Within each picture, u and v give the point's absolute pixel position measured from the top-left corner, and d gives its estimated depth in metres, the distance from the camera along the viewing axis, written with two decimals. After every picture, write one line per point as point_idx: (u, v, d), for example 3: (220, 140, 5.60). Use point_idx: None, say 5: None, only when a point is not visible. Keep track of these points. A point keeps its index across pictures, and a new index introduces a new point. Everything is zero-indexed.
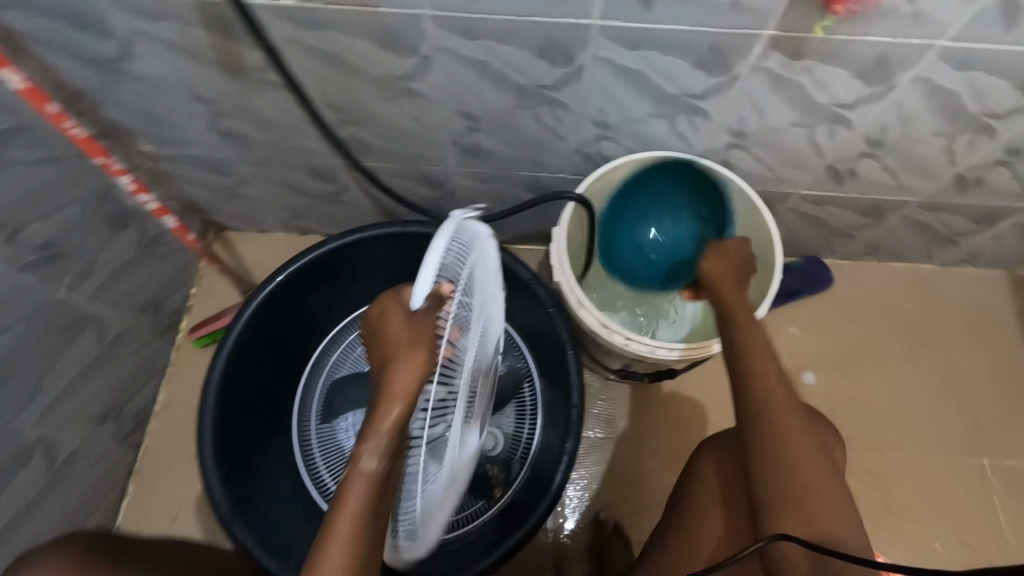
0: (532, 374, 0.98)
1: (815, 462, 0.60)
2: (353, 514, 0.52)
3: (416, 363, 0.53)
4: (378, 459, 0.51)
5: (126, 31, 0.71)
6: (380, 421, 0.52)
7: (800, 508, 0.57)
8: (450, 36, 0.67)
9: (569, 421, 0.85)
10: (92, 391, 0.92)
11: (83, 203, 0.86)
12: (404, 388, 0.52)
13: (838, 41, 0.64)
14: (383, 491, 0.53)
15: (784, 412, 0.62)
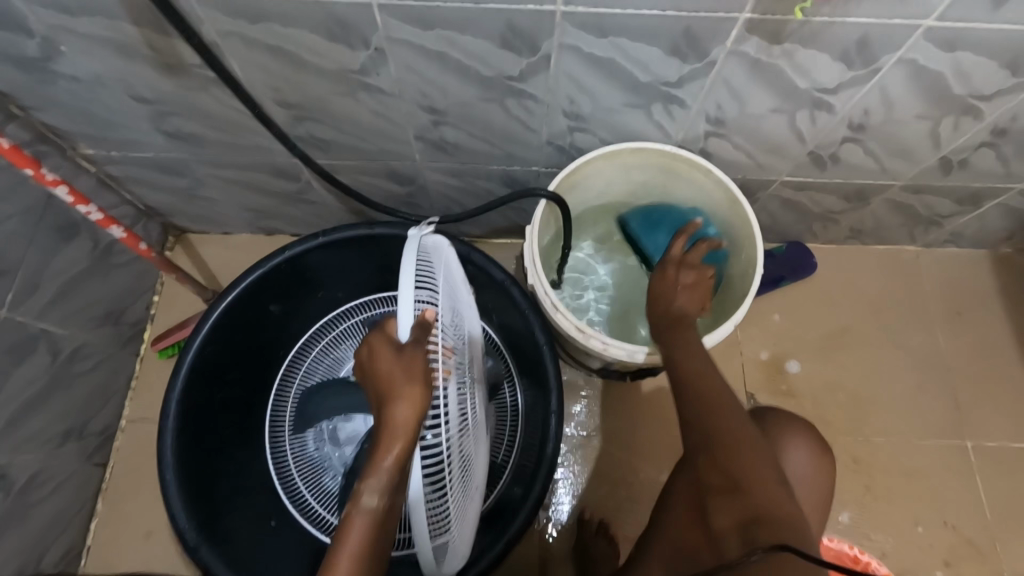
0: (513, 375, 0.95)
1: (757, 456, 0.62)
2: (352, 554, 0.50)
3: (413, 397, 0.50)
4: (379, 497, 0.49)
5: (47, 27, 0.64)
6: (380, 461, 0.49)
7: (745, 502, 0.60)
8: (404, 26, 0.62)
9: (550, 431, 0.82)
10: (48, 411, 0.88)
11: (21, 215, 0.80)
12: (404, 425, 0.49)
13: (819, 23, 0.60)
14: (383, 527, 0.51)
15: (723, 411, 0.65)
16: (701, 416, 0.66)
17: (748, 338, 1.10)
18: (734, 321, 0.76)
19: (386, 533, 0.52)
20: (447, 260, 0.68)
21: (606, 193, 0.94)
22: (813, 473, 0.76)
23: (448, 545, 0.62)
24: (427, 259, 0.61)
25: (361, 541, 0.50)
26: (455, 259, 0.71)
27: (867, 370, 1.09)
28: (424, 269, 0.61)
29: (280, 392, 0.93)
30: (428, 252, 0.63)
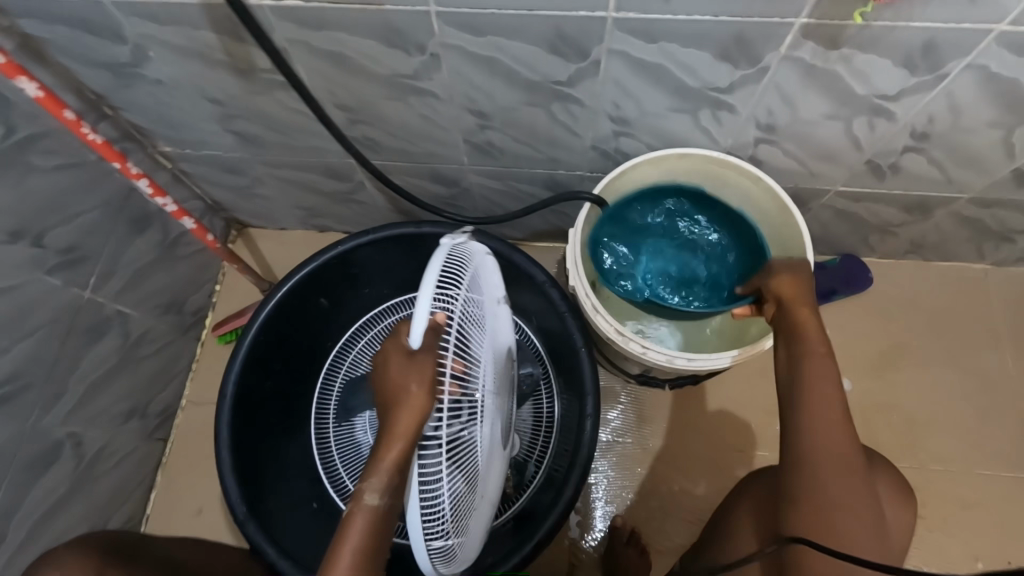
0: (552, 393, 0.96)
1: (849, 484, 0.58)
2: (354, 548, 0.52)
3: (414, 405, 0.52)
4: (380, 495, 0.52)
5: (137, 36, 0.71)
6: (381, 463, 0.52)
7: (817, 519, 0.58)
8: (457, 32, 0.64)
9: (585, 449, 0.82)
10: (119, 387, 0.95)
11: (103, 207, 0.88)
12: (406, 429, 0.52)
13: (879, 28, 0.59)
14: (383, 524, 0.53)
15: (831, 436, 0.59)
16: (805, 433, 0.59)
17: None
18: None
19: (384, 531, 0.54)
20: (481, 268, 0.67)
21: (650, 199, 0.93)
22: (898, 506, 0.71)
23: (447, 549, 0.61)
24: (456, 261, 0.62)
25: (362, 537, 0.53)
26: (493, 268, 0.70)
27: (924, 391, 1.03)
28: (447, 272, 0.60)
29: (327, 382, 0.96)
30: (460, 258, 0.63)
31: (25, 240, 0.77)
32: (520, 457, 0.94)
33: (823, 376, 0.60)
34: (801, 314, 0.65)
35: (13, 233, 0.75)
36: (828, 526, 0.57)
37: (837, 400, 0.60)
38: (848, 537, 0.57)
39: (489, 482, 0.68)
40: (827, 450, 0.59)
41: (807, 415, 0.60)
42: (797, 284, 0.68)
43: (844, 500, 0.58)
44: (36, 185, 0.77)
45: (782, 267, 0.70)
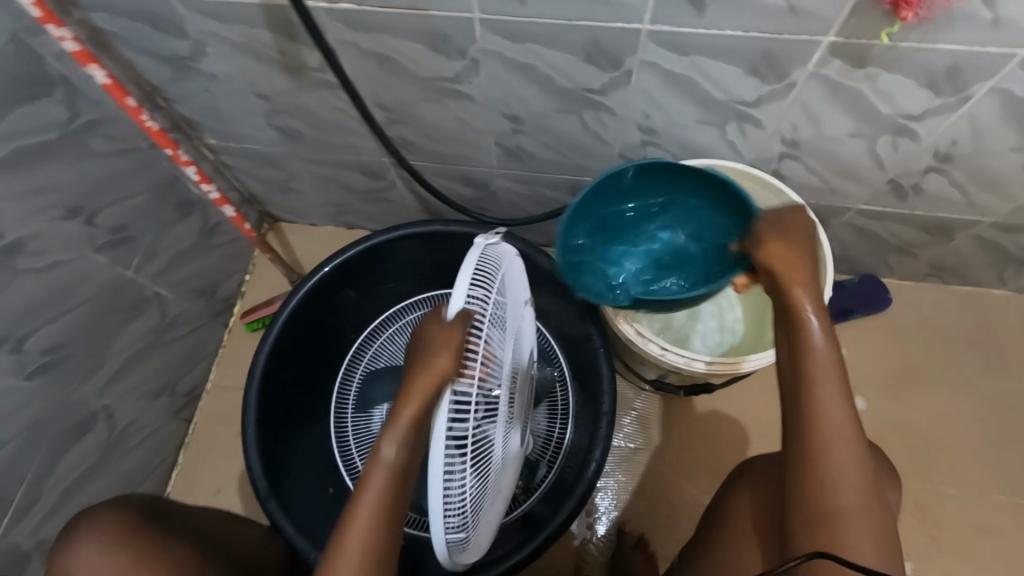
0: (565, 423, 0.95)
1: (862, 493, 0.54)
2: (374, 502, 0.54)
3: (440, 359, 0.55)
4: (397, 453, 0.53)
5: (197, 32, 0.75)
6: (404, 413, 0.54)
7: (825, 532, 0.54)
8: (498, 39, 0.68)
9: (585, 475, 0.79)
10: (151, 366, 0.99)
11: (150, 193, 0.92)
12: (432, 378, 0.54)
13: (905, 49, 0.61)
14: (404, 475, 0.55)
15: (839, 442, 0.54)
16: (809, 439, 0.55)
17: None
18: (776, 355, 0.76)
19: (401, 495, 0.55)
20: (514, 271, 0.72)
21: None
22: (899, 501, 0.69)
23: (463, 539, 0.63)
24: (486, 257, 0.65)
25: (383, 493, 0.54)
26: (523, 273, 0.75)
27: (941, 415, 1.02)
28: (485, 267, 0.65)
29: (347, 373, 0.99)
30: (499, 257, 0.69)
31: (79, 218, 0.81)
32: (533, 457, 0.94)
33: (830, 375, 0.55)
34: (795, 297, 0.57)
35: (70, 210, 0.80)
36: (837, 539, 0.54)
37: (841, 399, 0.55)
38: (862, 550, 0.53)
39: (503, 474, 0.71)
40: (836, 458, 0.54)
41: (813, 419, 0.55)
42: (791, 251, 0.59)
43: (856, 513, 0.53)
44: (92, 167, 0.82)
45: (769, 233, 0.62)
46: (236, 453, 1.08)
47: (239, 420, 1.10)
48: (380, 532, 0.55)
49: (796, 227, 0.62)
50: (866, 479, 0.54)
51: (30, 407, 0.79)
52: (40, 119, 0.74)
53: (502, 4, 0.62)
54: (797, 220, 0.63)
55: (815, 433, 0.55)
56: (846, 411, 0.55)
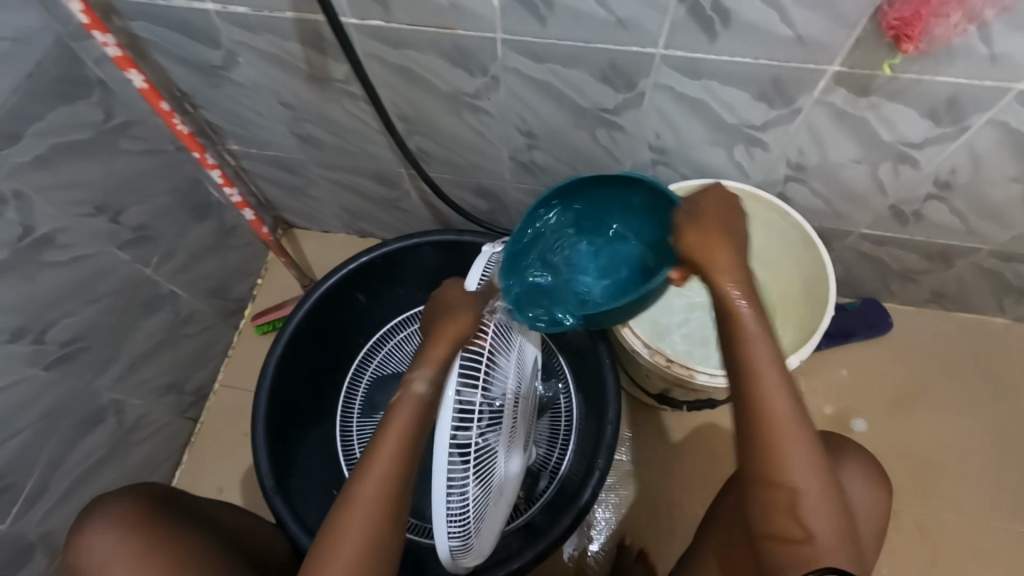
0: (563, 456, 0.94)
1: (817, 476, 0.54)
2: (393, 445, 0.57)
3: (461, 314, 0.63)
4: (428, 384, 0.59)
5: (231, 42, 0.79)
6: (430, 357, 0.60)
7: (787, 520, 0.55)
8: (518, 58, 0.71)
9: (578, 502, 0.79)
10: (162, 363, 1.01)
11: (173, 193, 0.95)
12: (456, 332, 0.61)
13: (907, 80, 0.64)
14: (426, 418, 0.59)
15: (789, 433, 0.54)
16: (763, 435, 0.55)
17: (811, 389, 1.07)
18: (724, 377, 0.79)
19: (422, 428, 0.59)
20: None
21: None
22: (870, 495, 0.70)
23: (467, 546, 0.64)
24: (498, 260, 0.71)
25: (400, 440, 0.57)
26: None
27: (941, 440, 1.03)
28: None
29: (355, 378, 1.02)
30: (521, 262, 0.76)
31: (105, 215, 0.84)
32: (534, 468, 0.95)
33: (769, 365, 0.54)
34: (720, 287, 0.54)
35: (97, 207, 0.82)
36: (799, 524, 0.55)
37: (782, 382, 0.55)
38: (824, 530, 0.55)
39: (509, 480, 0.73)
40: (788, 450, 0.54)
41: (762, 412, 0.54)
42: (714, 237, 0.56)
43: (816, 498, 0.54)
44: (120, 167, 0.85)
45: (683, 216, 0.59)
46: (240, 454, 1.09)
47: (244, 420, 1.11)
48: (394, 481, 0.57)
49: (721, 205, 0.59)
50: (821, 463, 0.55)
51: (46, 397, 0.81)
52: (76, 120, 0.77)
53: (524, 25, 0.66)
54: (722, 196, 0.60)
55: (763, 427, 0.55)
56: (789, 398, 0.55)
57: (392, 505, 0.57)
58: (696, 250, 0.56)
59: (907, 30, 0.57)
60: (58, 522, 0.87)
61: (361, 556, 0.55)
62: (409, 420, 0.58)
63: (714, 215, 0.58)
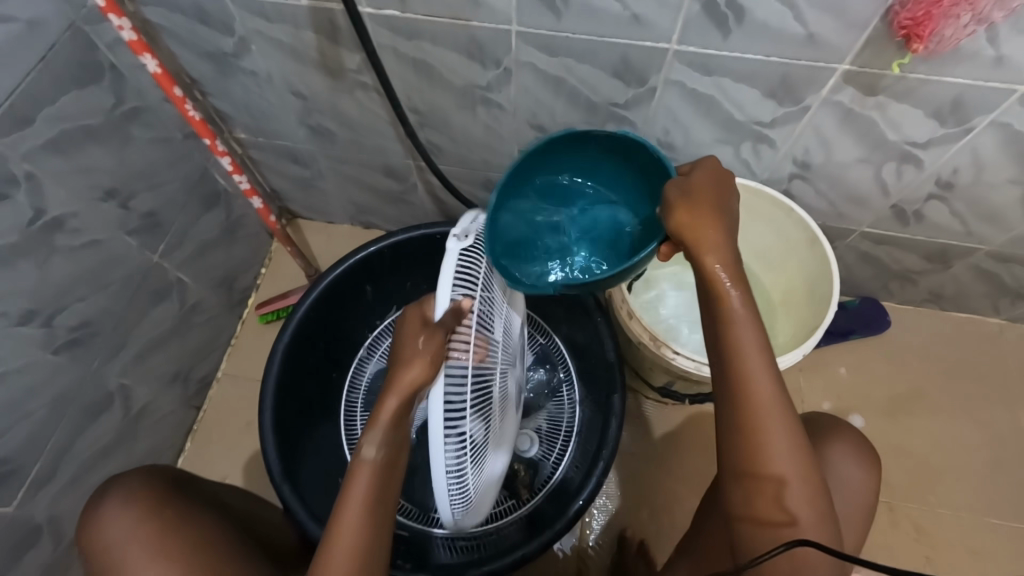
0: (563, 454, 0.95)
1: (791, 450, 0.55)
2: (355, 511, 0.56)
3: (410, 360, 0.55)
4: (377, 449, 0.55)
5: (244, 30, 0.79)
6: (377, 419, 0.55)
7: (758, 493, 0.56)
8: (533, 51, 0.72)
9: (571, 509, 0.79)
10: (169, 351, 1.01)
11: (182, 181, 0.95)
12: (406, 383, 0.54)
13: (914, 80, 0.65)
14: (385, 475, 0.57)
15: (768, 407, 0.55)
16: (743, 408, 0.55)
17: (810, 386, 1.09)
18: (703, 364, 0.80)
19: (390, 483, 0.57)
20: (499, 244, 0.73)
21: None
22: (865, 483, 0.70)
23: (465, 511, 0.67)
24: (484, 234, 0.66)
25: (361, 505, 0.56)
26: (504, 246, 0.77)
27: (935, 438, 1.05)
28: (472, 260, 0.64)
29: (358, 370, 1.02)
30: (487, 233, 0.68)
31: (116, 200, 0.84)
32: (536, 455, 0.96)
33: (750, 339, 0.56)
34: (709, 267, 0.57)
35: (107, 193, 0.82)
36: (766, 495, 0.56)
37: (766, 364, 0.56)
38: (790, 502, 0.55)
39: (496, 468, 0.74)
40: (766, 422, 0.55)
41: (742, 386, 0.55)
42: (697, 209, 0.58)
43: (788, 470, 0.55)
44: (131, 153, 0.85)
45: (675, 192, 0.61)
46: (244, 443, 1.09)
47: (248, 410, 1.11)
48: (363, 547, 0.57)
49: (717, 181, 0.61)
50: (800, 441, 0.56)
51: (55, 382, 0.81)
52: (87, 104, 0.77)
53: (539, 18, 0.67)
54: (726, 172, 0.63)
55: (750, 409, 0.55)
56: (775, 379, 0.56)
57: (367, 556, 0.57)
58: (687, 228, 0.58)
59: (917, 30, 0.58)
60: (63, 508, 0.87)
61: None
62: (367, 483, 0.56)
63: (704, 193, 0.60)
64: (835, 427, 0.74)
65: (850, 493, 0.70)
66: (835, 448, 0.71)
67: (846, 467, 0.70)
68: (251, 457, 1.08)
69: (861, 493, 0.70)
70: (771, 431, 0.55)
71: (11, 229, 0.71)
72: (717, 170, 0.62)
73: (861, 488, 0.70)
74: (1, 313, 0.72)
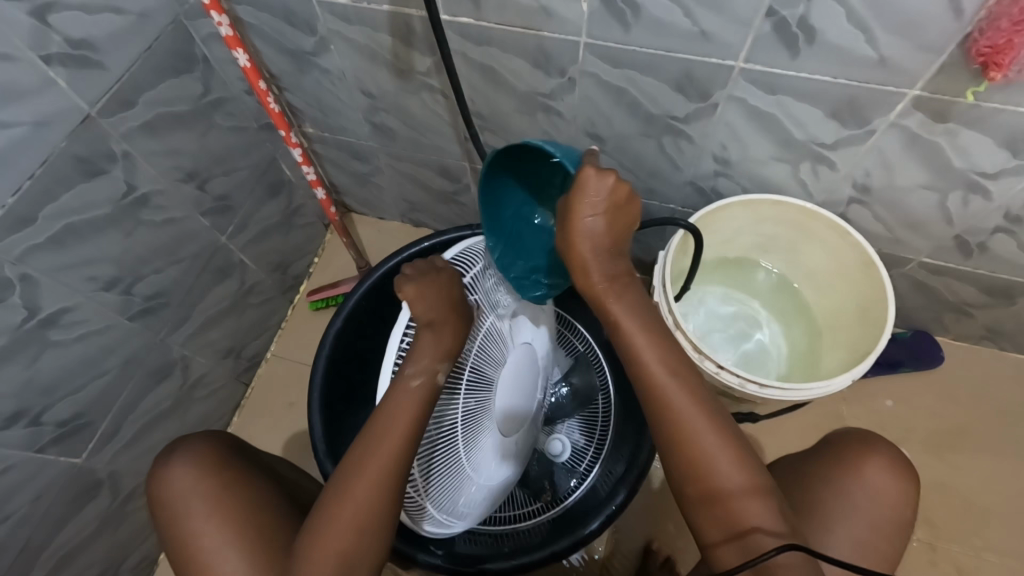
0: (590, 469, 0.94)
1: (742, 464, 0.56)
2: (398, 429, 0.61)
3: (457, 302, 0.67)
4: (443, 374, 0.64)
5: (325, 30, 0.84)
6: (435, 345, 0.64)
7: (733, 518, 0.55)
8: (599, 62, 0.74)
9: (581, 531, 0.78)
10: (227, 327, 1.07)
11: (252, 169, 1.01)
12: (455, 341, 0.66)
13: (988, 108, 0.64)
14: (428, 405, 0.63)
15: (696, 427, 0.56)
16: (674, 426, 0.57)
17: (854, 415, 1.06)
18: (748, 378, 0.78)
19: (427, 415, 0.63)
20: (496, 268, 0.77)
21: (735, 241, 0.96)
22: (890, 494, 0.68)
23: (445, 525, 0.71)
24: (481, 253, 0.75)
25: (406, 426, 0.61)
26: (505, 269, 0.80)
27: (985, 481, 1.01)
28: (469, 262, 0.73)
29: None
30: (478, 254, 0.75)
31: (195, 181, 0.90)
32: (567, 464, 0.95)
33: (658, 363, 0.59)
34: (585, 285, 0.61)
35: (188, 174, 0.89)
36: (734, 521, 0.55)
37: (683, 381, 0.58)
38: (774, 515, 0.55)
39: (495, 470, 0.76)
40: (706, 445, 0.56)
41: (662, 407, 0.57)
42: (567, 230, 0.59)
43: (741, 480, 0.55)
44: (213, 138, 0.91)
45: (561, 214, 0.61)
46: (286, 422, 1.14)
47: (293, 390, 1.16)
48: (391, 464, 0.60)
49: (597, 196, 0.58)
50: (743, 455, 0.56)
51: (127, 345, 0.87)
52: (179, 92, 0.83)
53: (608, 30, 0.69)
54: (602, 185, 0.58)
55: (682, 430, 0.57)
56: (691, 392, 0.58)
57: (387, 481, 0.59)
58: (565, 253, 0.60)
59: (996, 58, 0.57)
60: (123, 464, 0.93)
61: (355, 549, 0.58)
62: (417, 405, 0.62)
63: (584, 209, 0.58)
64: (859, 439, 0.72)
65: (877, 508, 0.67)
66: (861, 460, 0.69)
67: (871, 477, 0.68)
68: (292, 436, 1.13)
69: (886, 504, 0.67)
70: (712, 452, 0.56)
71: (106, 201, 0.77)
72: (594, 183, 0.57)
73: (888, 502, 0.68)
74: (89, 278, 0.78)
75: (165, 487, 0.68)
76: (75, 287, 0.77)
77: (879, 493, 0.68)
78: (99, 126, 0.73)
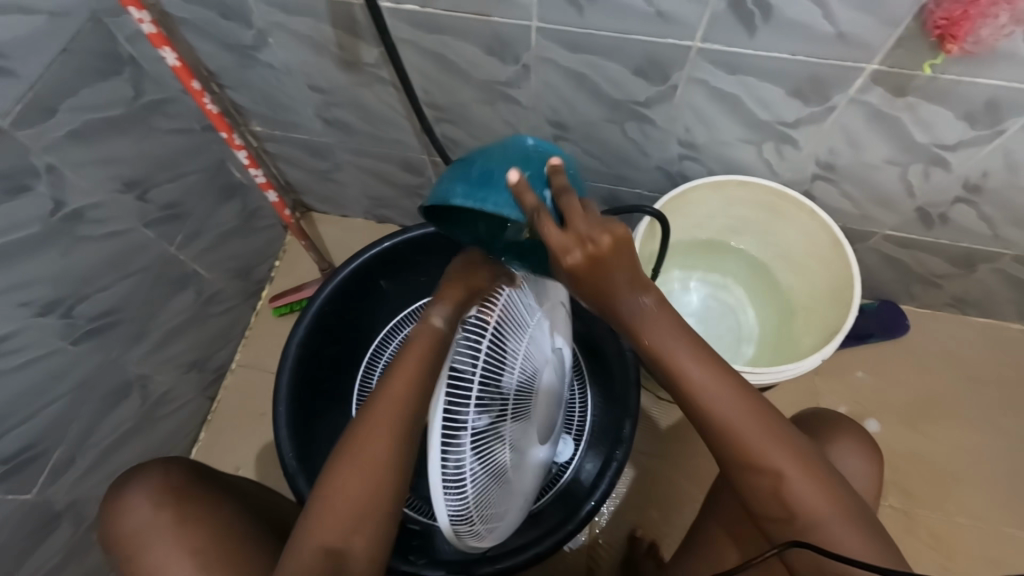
0: (570, 462, 0.92)
1: (773, 446, 0.54)
2: (401, 386, 0.58)
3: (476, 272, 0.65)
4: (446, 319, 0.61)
5: (264, 22, 0.78)
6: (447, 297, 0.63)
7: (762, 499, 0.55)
8: (555, 47, 0.71)
9: (580, 512, 0.77)
10: (186, 342, 1.02)
11: (200, 174, 0.96)
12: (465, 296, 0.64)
13: (947, 81, 0.64)
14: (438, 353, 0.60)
15: (727, 410, 0.54)
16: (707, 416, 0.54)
17: (827, 389, 1.08)
18: None
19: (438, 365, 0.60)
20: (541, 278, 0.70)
21: (705, 224, 0.95)
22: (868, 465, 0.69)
23: (472, 529, 0.61)
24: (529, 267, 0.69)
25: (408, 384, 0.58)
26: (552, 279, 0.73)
27: (953, 445, 1.04)
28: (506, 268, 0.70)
29: (368, 366, 1.00)
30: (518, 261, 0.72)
31: (134, 191, 0.84)
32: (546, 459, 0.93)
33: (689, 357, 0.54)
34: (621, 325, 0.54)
35: (127, 183, 0.83)
36: (771, 504, 0.55)
37: (712, 363, 0.54)
38: (789, 499, 0.54)
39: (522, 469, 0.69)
40: (737, 428, 0.54)
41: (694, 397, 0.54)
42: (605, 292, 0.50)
43: (782, 462, 0.54)
44: (152, 144, 0.85)
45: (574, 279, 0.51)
46: (257, 434, 1.09)
47: (262, 401, 1.12)
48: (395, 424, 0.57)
49: (614, 255, 0.49)
50: (771, 431, 0.54)
51: (75, 371, 0.82)
52: (108, 96, 0.77)
53: (562, 13, 0.65)
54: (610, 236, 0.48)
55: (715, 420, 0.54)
56: (723, 379, 0.54)
57: (395, 444, 0.57)
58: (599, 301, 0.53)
59: (952, 30, 0.56)
60: (82, 493, 0.89)
61: (360, 499, 0.55)
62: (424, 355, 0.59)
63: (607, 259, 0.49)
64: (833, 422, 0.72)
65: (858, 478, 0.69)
66: (835, 441, 0.70)
67: (850, 458, 0.69)
68: (264, 448, 1.09)
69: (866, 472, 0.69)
70: (745, 438, 0.54)
71: (34, 220, 0.71)
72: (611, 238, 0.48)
73: (866, 471, 0.69)
74: (23, 303, 0.73)
75: (127, 519, 0.65)
76: (8, 313, 0.71)
77: (857, 470, 0.69)
78: (17, 139, 0.67)
